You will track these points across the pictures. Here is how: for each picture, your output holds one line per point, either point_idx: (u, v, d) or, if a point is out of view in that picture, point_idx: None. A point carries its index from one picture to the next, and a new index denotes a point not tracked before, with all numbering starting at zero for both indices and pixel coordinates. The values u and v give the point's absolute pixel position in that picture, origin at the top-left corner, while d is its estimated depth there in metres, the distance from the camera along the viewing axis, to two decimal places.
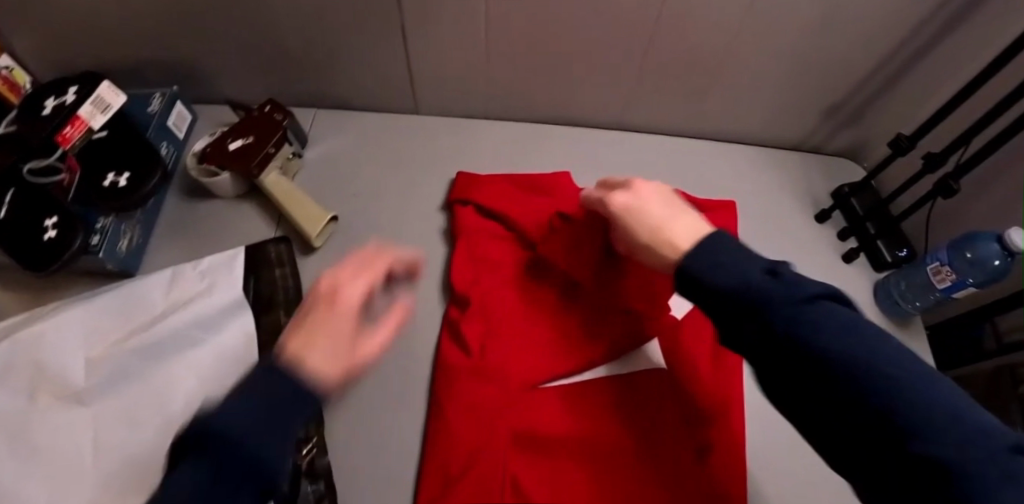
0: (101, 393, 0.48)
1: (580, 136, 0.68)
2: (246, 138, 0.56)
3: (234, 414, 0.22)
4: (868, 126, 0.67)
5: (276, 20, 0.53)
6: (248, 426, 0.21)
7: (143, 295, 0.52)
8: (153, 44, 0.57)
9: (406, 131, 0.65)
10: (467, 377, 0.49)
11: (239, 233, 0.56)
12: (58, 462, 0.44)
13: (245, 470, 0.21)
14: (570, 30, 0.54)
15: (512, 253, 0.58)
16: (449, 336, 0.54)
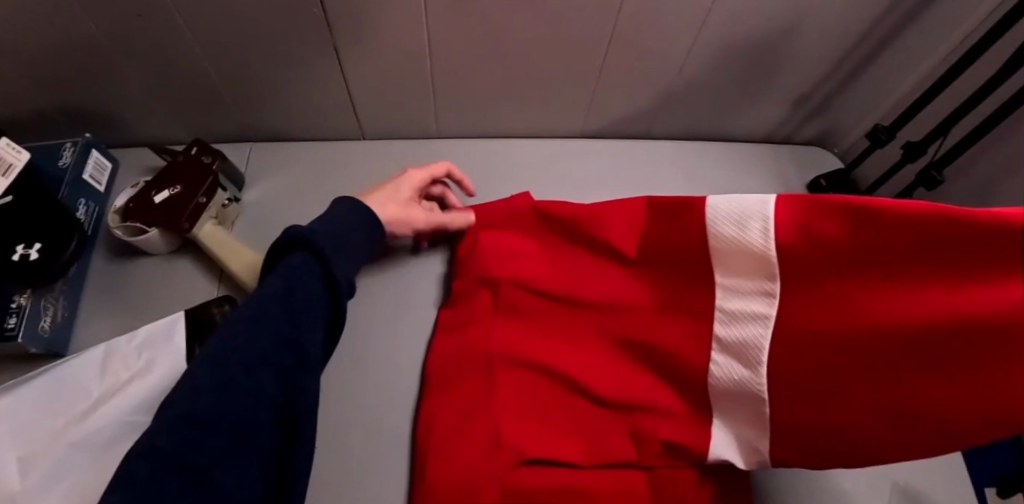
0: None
1: (544, 148, 0.63)
2: (172, 189, 0.49)
3: (319, 223, 0.44)
4: (837, 113, 0.66)
5: (195, 54, 0.48)
6: (320, 226, 0.44)
7: (77, 379, 0.45)
8: (56, 89, 0.50)
9: (353, 159, 0.59)
10: (457, 421, 0.43)
11: (177, 294, 0.51)
12: None
13: (333, 239, 0.43)
14: (524, 41, 0.50)
15: (527, 261, 0.50)
16: (439, 376, 0.47)
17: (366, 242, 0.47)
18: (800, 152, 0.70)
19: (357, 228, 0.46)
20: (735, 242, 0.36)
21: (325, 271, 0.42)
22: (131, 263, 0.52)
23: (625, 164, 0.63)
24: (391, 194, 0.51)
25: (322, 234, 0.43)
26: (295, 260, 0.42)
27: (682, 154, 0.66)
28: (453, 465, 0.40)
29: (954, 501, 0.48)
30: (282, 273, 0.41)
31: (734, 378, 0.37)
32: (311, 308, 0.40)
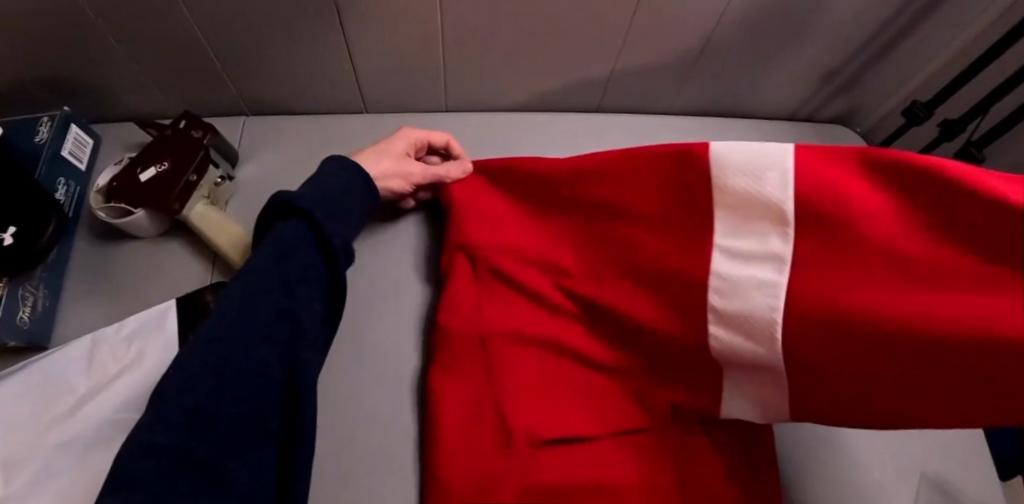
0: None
1: (558, 122, 0.59)
2: (159, 165, 0.45)
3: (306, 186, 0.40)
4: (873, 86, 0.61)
5: (177, 19, 0.43)
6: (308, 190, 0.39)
7: (61, 374, 0.41)
8: (23, 57, 0.45)
9: (353, 133, 0.54)
10: (465, 409, 0.39)
11: (168, 280, 0.47)
12: None
13: (326, 201, 0.39)
14: (544, 5, 0.45)
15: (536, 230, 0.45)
16: (442, 362, 0.42)
17: (364, 204, 0.42)
18: (824, 128, 0.65)
19: (348, 189, 0.41)
20: (748, 194, 0.31)
21: (318, 237, 0.38)
22: (117, 248, 0.48)
23: (642, 141, 0.59)
24: (384, 149, 0.48)
25: (311, 198, 0.39)
26: (284, 228, 0.38)
27: (703, 130, 0.61)
28: (458, 456, 0.37)
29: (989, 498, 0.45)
30: (271, 240, 0.37)
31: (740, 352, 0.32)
32: (306, 278, 0.36)
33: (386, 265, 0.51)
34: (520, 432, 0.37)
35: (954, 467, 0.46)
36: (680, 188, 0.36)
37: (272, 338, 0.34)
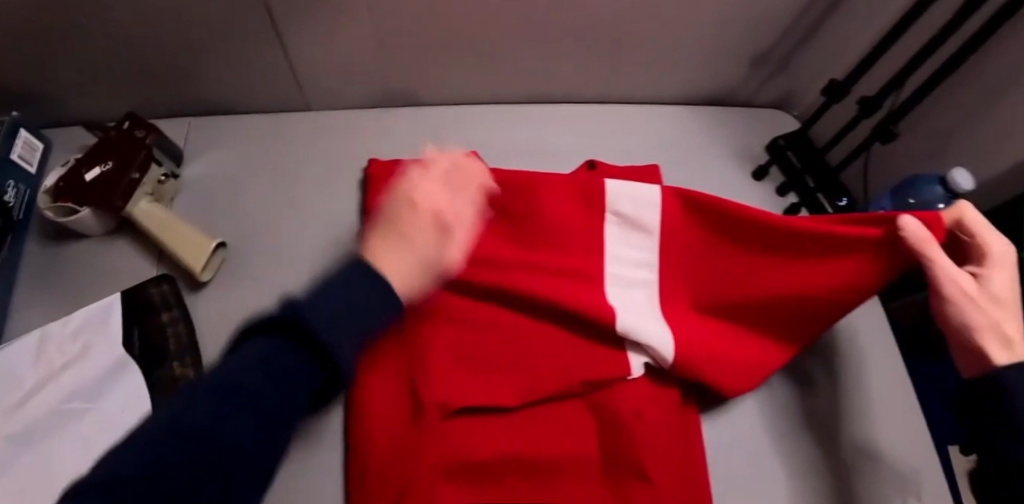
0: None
1: (496, 113, 0.61)
2: (103, 165, 0.47)
3: (320, 294, 0.29)
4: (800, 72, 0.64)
5: (115, 25, 0.45)
6: (317, 301, 0.29)
7: (6, 370, 0.42)
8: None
9: (296, 131, 0.57)
10: (400, 387, 0.42)
11: (114, 275, 0.48)
12: None
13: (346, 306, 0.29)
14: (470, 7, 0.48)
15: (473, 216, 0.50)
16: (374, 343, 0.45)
17: (388, 318, 0.32)
18: (760, 113, 0.67)
19: (372, 309, 0.31)
20: (633, 212, 0.47)
21: (319, 368, 0.29)
22: (66, 247, 0.50)
23: (577, 132, 0.61)
24: (404, 248, 0.38)
25: (320, 306, 0.28)
26: (263, 343, 0.29)
27: (638, 120, 0.63)
28: (379, 428, 0.40)
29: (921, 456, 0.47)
30: (251, 359, 0.28)
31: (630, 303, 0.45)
32: (281, 410, 0.28)
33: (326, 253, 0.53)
34: (432, 408, 0.40)
35: None
36: (575, 197, 0.48)
37: (246, 455, 0.27)
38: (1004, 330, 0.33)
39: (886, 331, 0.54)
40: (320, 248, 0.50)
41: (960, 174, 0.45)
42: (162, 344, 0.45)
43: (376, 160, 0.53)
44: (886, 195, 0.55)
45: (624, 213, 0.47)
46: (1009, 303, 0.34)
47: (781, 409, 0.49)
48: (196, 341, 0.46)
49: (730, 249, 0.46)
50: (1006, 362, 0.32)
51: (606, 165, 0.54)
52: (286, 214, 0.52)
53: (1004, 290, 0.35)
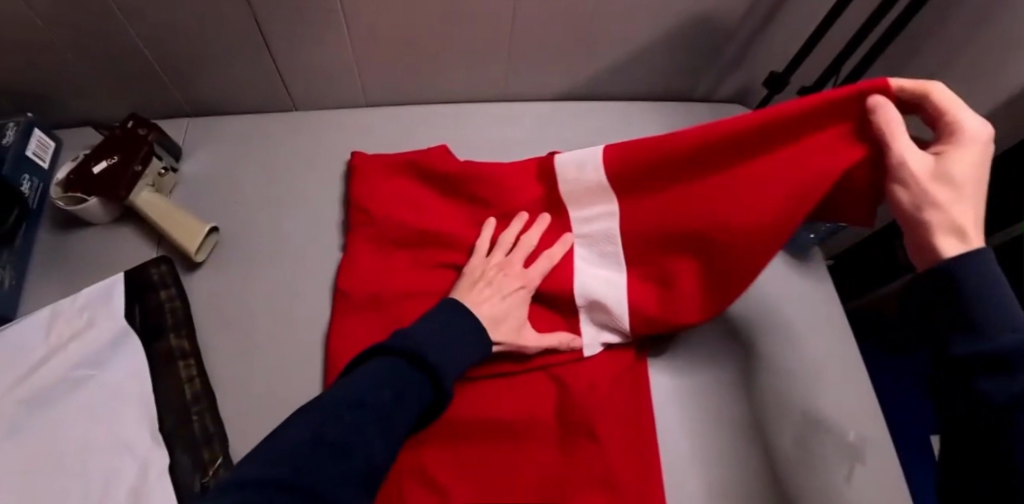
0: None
1: (467, 110, 0.65)
2: (109, 159, 0.52)
3: (429, 334, 0.40)
4: None
5: (107, 32, 0.49)
6: (430, 342, 0.39)
7: (24, 341, 0.48)
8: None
9: (283, 129, 0.62)
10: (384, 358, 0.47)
11: (118, 258, 0.54)
12: None
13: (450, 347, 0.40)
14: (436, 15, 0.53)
15: (442, 202, 0.54)
16: (347, 318, 0.49)
17: (478, 351, 0.42)
18: (721, 106, 0.70)
19: (464, 344, 0.41)
20: (578, 180, 0.49)
21: (432, 384, 0.38)
22: (75, 234, 0.55)
23: (545, 124, 0.64)
24: (480, 293, 0.46)
25: (424, 341, 0.39)
26: (385, 364, 0.38)
27: (605, 109, 0.66)
28: None
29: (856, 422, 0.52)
30: (379, 367, 0.38)
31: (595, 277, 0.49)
32: (401, 411, 0.36)
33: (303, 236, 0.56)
34: None
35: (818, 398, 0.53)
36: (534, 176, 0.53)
37: (382, 458, 0.35)
38: (958, 218, 0.28)
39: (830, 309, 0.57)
40: (304, 237, 0.56)
41: None
42: (160, 318, 0.50)
43: (358, 154, 0.57)
44: None
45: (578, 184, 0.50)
46: (974, 188, 0.29)
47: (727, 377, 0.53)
48: (190, 316, 0.50)
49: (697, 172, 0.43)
50: (951, 255, 0.27)
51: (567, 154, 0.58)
52: (274, 203, 0.57)
53: (972, 169, 0.28)
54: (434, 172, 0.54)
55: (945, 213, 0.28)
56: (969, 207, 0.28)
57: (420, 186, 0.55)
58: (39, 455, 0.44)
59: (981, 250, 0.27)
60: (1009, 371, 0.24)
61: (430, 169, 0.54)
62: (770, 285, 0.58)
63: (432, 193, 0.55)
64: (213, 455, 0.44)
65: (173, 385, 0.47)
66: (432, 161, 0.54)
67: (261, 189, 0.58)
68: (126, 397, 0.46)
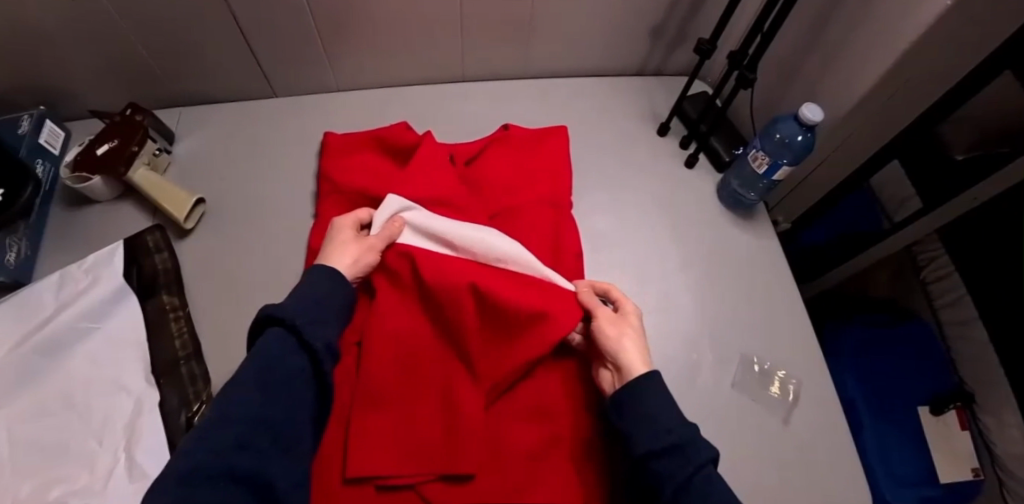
0: (12, 397, 0.50)
1: (429, 91, 0.71)
2: (111, 142, 0.59)
3: (293, 303, 0.43)
4: None
5: (106, 38, 0.57)
6: (298, 309, 0.42)
7: (35, 298, 0.54)
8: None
9: (264, 115, 0.69)
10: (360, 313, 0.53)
11: (119, 229, 0.61)
12: None
13: (317, 309, 0.43)
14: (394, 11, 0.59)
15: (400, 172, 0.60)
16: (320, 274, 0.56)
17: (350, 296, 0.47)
18: (670, 80, 0.74)
19: (332, 299, 0.45)
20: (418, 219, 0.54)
21: (303, 343, 0.41)
22: (83, 209, 0.62)
23: (501, 103, 0.70)
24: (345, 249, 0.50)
25: (301, 313, 0.42)
26: (274, 337, 0.40)
27: (557, 90, 0.72)
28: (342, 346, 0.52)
29: (785, 364, 0.57)
30: (257, 353, 0.39)
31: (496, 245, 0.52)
32: (291, 393, 0.38)
33: (280, 208, 0.63)
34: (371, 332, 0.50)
35: (752, 343, 0.58)
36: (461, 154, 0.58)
37: (294, 453, 0.37)
38: (629, 357, 0.45)
39: (764, 263, 0.62)
40: (285, 208, 0.63)
41: (808, 109, 0.52)
42: (153, 279, 0.57)
43: (328, 134, 0.63)
44: (756, 140, 0.59)
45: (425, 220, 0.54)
46: None
47: (667, 324, 0.58)
48: (180, 275, 0.58)
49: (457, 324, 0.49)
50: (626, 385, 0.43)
51: (518, 127, 0.64)
52: (257, 180, 0.65)
53: (631, 343, 0.46)
54: (396, 147, 0.60)
55: (624, 362, 0.45)
56: (640, 343, 0.47)
57: (385, 159, 0.61)
58: (48, 394, 0.50)
59: (652, 374, 0.43)
60: (678, 471, 0.37)
61: (395, 143, 0.60)
62: (708, 243, 0.63)
63: (396, 166, 0.61)
64: (200, 395, 0.52)
65: (166, 338, 0.54)
66: (395, 137, 0.60)
67: (244, 168, 0.65)
68: (125, 345, 0.53)
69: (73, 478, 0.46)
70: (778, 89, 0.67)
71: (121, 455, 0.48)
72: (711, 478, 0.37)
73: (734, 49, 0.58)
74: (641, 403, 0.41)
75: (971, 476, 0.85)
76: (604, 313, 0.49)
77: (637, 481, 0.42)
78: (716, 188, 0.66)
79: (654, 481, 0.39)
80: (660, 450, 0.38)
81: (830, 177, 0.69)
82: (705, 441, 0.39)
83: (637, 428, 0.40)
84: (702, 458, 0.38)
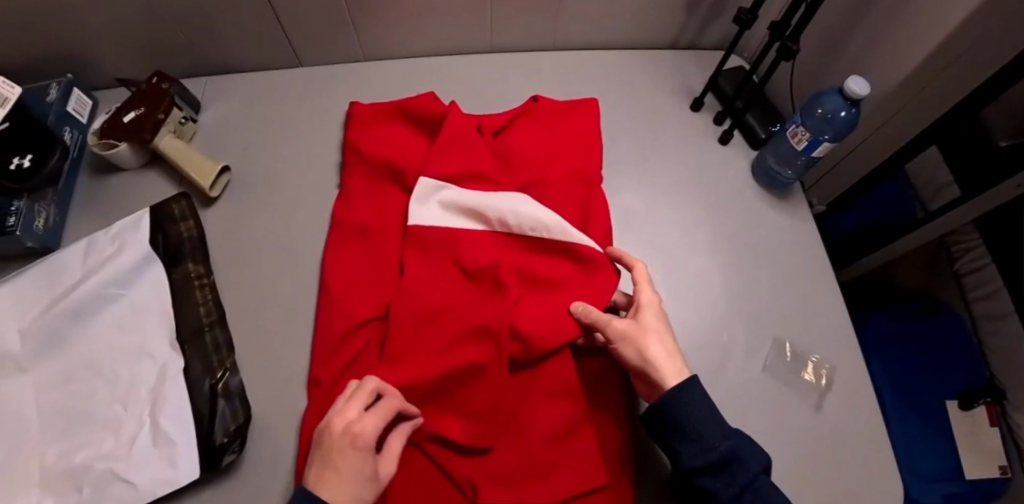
0: (45, 360, 0.51)
1: (456, 62, 0.69)
2: (137, 110, 0.59)
3: None
4: None
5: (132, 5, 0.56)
6: None
7: (63, 264, 0.55)
8: (27, 38, 0.59)
9: (290, 84, 0.68)
10: (382, 286, 0.53)
11: (147, 197, 0.61)
12: (4, 421, 0.48)
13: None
14: None
15: (426, 143, 0.59)
16: (346, 245, 0.56)
17: None
18: (704, 55, 0.71)
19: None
20: (449, 195, 0.54)
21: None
22: (110, 177, 0.62)
23: (528, 76, 0.68)
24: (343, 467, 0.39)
25: None
26: None
27: (587, 63, 0.70)
28: (363, 316, 0.51)
29: (818, 347, 0.55)
30: None
31: (529, 217, 0.52)
32: None
33: (304, 178, 0.62)
34: (397, 305, 0.50)
35: (784, 326, 0.56)
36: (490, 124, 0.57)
37: None
38: (662, 366, 0.44)
39: (799, 243, 0.60)
40: (308, 179, 0.62)
41: (855, 82, 0.49)
42: (179, 246, 0.57)
43: (354, 105, 0.62)
44: (794, 115, 0.56)
45: (455, 197, 0.54)
46: None
47: (699, 303, 0.56)
48: (205, 243, 0.58)
49: (485, 301, 0.50)
50: (663, 396, 0.43)
51: (547, 100, 0.63)
52: (282, 149, 0.64)
53: (660, 350, 0.45)
54: (423, 116, 0.59)
55: (657, 374, 0.44)
56: (668, 348, 0.45)
57: (412, 130, 0.60)
58: (77, 359, 0.51)
59: (692, 381, 0.43)
60: (729, 481, 0.40)
61: (422, 113, 0.59)
62: (740, 222, 0.61)
63: (423, 137, 0.60)
64: (224, 363, 0.52)
65: (190, 305, 0.54)
66: (422, 107, 0.59)
67: (269, 137, 0.65)
68: (150, 312, 0.53)
69: (102, 442, 0.47)
70: (820, 64, 0.64)
71: (146, 421, 0.48)
72: (762, 489, 0.39)
73: (777, 20, 0.55)
74: (682, 420, 0.42)
75: (998, 474, 0.82)
76: (618, 329, 0.46)
77: (682, 488, 0.44)
78: (751, 167, 0.64)
79: (704, 496, 0.41)
80: (709, 471, 0.40)
81: (867, 158, 0.66)
82: (755, 450, 0.41)
83: (683, 436, 0.42)
84: (752, 469, 0.40)
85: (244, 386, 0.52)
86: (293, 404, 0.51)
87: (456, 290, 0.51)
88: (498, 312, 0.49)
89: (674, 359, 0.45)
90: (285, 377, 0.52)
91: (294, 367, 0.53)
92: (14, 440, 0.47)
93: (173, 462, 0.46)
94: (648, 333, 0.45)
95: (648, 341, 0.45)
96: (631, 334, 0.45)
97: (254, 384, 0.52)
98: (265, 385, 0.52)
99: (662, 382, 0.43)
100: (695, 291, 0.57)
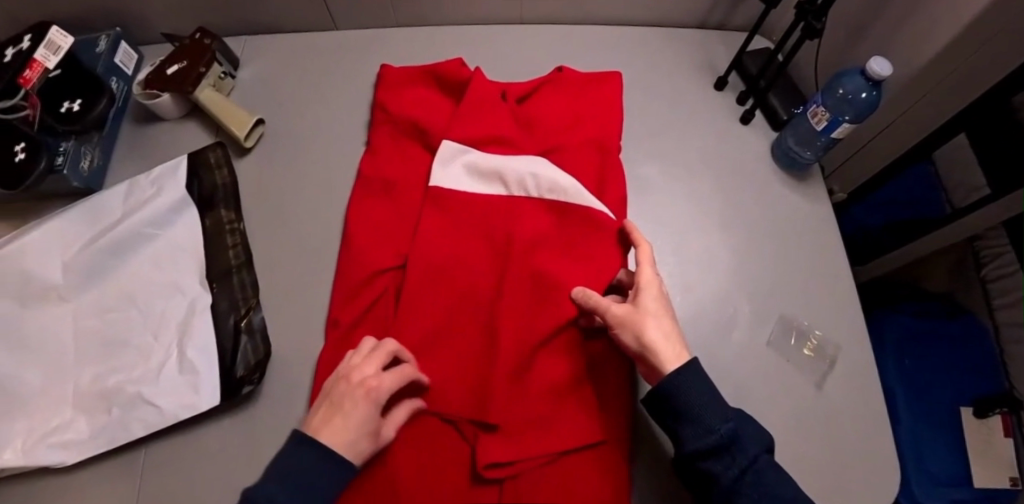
0: (85, 291, 0.54)
1: (485, 31, 0.71)
2: (180, 63, 0.62)
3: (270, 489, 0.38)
4: None
5: None
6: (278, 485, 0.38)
7: (105, 203, 0.58)
8: None
9: (324, 46, 0.71)
10: (400, 242, 0.55)
11: (185, 145, 0.64)
12: (47, 348, 0.51)
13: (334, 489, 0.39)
14: None
15: (452, 106, 0.61)
16: (370, 199, 0.58)
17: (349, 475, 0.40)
18: (731, 35, 0.72)
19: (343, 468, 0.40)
20: (469, 157, 0.56)
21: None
22: (152, 125, 0.66)
23: (555, 47, 0.70)
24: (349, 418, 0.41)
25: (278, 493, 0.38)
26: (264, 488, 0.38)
27: (614, 38, 0.70)
28: (383, 266, 0.53)
29: (825, 325, 0.55)
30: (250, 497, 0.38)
31: (545, 179, 0.53)
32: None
33: (333, 135, 0.65)
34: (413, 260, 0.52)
35: (794, 303, 0.56)
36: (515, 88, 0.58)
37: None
38: (662, 349, 0.43)
39: (814, 224, 0.61)
40: (336, 137, 0.65)
41: (876, 62, 0.49)
42: (213, 192, 0.60)
43: (385, 67, 0.64)
44: (815, 96, 0.56)
45: (473, 158, 0.56)
46: None
47: (710, 274, 0.57)
48: (237, 191, 0.61)
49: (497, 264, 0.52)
50: (664, 381, 0.42)
51: (572, 71, 0.64)
52: (313, 107, 0.67)
53: (659, 333, 0.43)
54: (451, 80, 0.61)
55: (656, 359, 0.43)
56: (669, 329, 0.44)
57: (440, 92, 0.62)
58: (114, 292, 0.54)
59: (693, 364, 0.43)
60: (729, 464, 0.40)
61: (450, 76, 0.61)
62: (756, 200, 0.61)
63: (450, 99, 0.61)
64: (249, 303, 0.54)
65: (220, 247, 0.57)
66: (450, 71, 0.61)
67: (301, 96, 0.67)
68: (182, 251, 0.56)
69: (133, 367, 0.50)
70: (847, 49, 0.64)
71: (173, 351, 0.51)
72: (762, 470, 0.40)
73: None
74: (682, 404, 0.42)
75: (1008, 485, 0.81)
76: (616, 314, 0.45)
77: (680, 472, 0.44)
78: (770, 147, 0.64)
79: (705, 479, 0.41)
80: (711, 455, 0.40)
81: (891, 145, 0.66)
82: (755, 430, 0.42)
83: (682, 419, 0.42)
84: (750, 450, 0.41)
85: (266, 325, 0.54)
86: (311, 343, 0.53)
87: (470, 252, 0.53)
88: (508, 274, 0.50)
89: (675, 342, 0.44)
90: (305, 319, 0.55)
91: (314, 310, 0.55)
92: (56, 362, 0.51)
93: (197, 388, 0.48)
94: (648, 313, 0.44)
95: (647, 322, 0.44)
96: (629, 318, 0.44)
97: (275, 324, 0.55)
98: (286, 325, 0.55)
99: (661, 365, 0.43)
100: (706, 263, 0.58)
